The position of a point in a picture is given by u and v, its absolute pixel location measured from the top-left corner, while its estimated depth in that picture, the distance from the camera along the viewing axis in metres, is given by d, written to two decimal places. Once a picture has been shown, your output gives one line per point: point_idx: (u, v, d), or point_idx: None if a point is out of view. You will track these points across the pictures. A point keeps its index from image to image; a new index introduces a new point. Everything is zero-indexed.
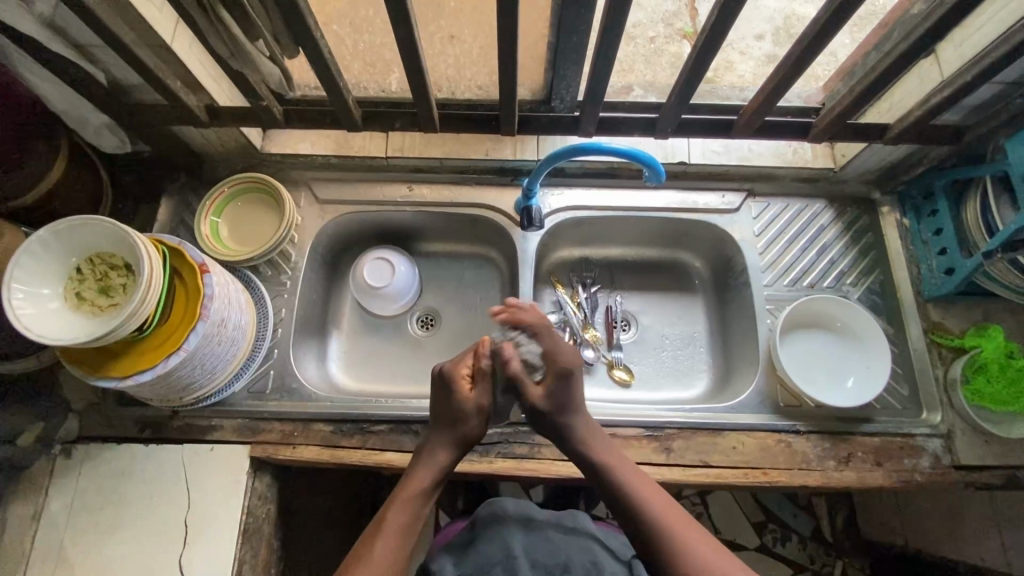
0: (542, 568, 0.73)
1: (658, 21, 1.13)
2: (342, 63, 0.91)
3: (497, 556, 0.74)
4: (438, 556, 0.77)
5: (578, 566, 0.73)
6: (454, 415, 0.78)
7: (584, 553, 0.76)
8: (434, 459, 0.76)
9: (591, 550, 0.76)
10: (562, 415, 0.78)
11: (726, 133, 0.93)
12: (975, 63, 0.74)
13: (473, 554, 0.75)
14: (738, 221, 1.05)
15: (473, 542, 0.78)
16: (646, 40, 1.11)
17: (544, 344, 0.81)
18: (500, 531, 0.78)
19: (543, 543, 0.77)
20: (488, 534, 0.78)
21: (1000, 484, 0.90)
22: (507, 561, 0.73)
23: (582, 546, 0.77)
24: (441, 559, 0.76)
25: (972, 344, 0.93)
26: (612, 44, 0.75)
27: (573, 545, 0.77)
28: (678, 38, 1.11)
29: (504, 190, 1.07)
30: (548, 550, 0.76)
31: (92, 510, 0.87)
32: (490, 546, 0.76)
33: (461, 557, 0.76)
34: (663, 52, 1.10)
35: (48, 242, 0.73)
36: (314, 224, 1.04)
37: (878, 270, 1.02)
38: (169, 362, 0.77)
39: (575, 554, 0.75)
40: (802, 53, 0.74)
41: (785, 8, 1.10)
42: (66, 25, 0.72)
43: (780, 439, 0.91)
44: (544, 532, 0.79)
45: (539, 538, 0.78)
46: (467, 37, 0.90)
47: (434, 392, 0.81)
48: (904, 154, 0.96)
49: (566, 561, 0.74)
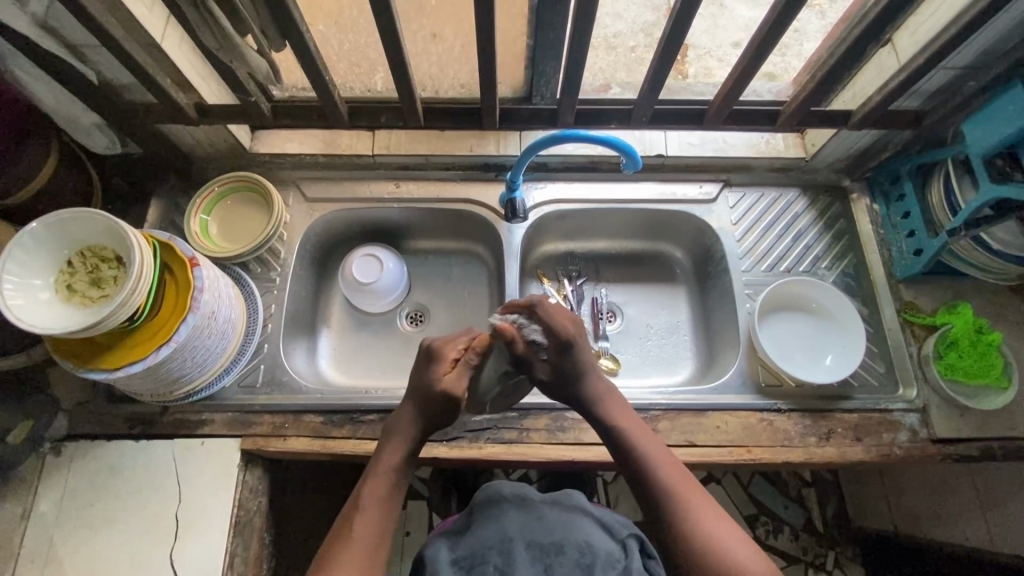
0: (538, 548, 0.74)
1: (637, 31, 1.17)
2: (330, 64, 0.95)
3: (492, 539, 0.75)
4: (433, 541, 0.78)
5: (572, 547, 0.74)
6: (426, 394, 0.77)
7: (578, 533, 0.76)
8: (405, 434, 0.77)
9: (585, 529, 0.77)
10: (575, 384, 0.82)
11: (699, 123, 0.96)
12: (927, 48, 0.78)
13: (468, 538, 0.76)
14: (716, 211, 1.09)
15: (468, 525, 0.79)
16: (628, 49, 1.15)
17: (543, 322, 0.80)
18: (496, 516, 0.78)
19: (537, 523, 0.77)
20: (484, 517, 0.78)
21: (978, 456, 0.92)
22: (503, 544, 0.74)
23: (576, 525, 0.78)
24: (436, 545, 0.77)
25: (943, 321, 0.96)
26: (585, 38, 0.78)
27: (568, 526, 0.77)
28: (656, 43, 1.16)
29: (489, 185, 1.10)
30: (543, 530, 0.76)
31: (81, 507, 0.87)
32: (485, 530, 0.76)
33: (456, 542, 0.77)
34: (642, 60, 1.14)
35: (39, 235, 0.74)
36: (303, 222, 1.06)
37: (852, 254, 1.05)
38: (159, 354, 0.79)
39: (569, 534, 0.76)
40: (762, 43, 0.78)
41: (753, 12, 1.16)
42: (59, 24, 0.75)
43: (762, 417, 0.93)
44: (539, 512, 0.79)
45: (534, 519, 0.78)
46: (450, 37, 0.93)
47: (416, 366, 0.81)
48: (871, 140, 1.00)
49: (560, 542, 0.75)
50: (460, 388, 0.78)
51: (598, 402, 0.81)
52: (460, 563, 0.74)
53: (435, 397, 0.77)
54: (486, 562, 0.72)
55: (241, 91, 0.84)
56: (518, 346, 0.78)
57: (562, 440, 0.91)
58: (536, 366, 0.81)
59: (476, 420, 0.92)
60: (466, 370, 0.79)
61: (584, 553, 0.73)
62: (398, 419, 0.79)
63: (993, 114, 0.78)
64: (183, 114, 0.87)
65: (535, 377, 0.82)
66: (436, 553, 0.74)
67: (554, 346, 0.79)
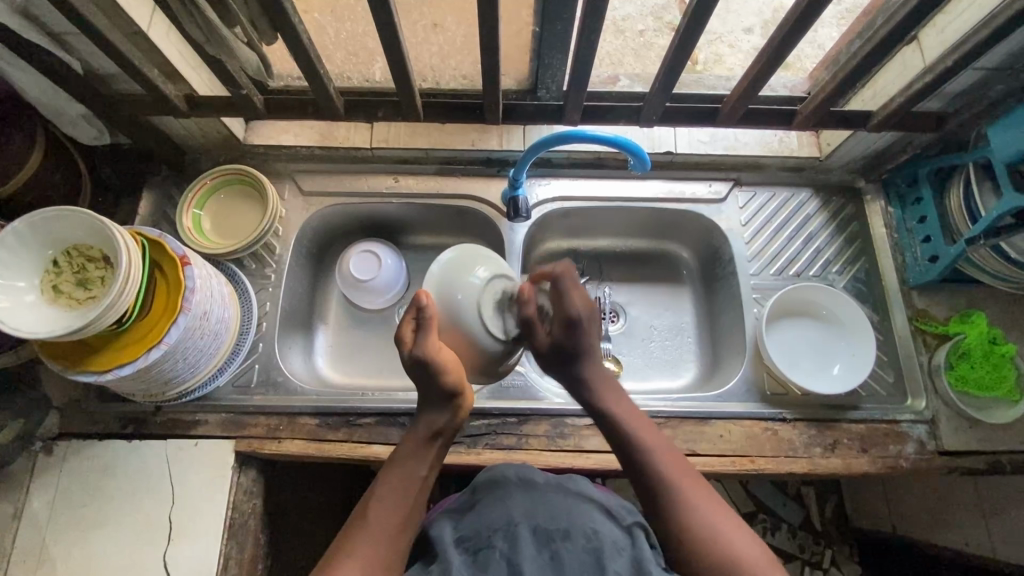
0: (544, 533, 0.70)
1: (647, 14, 1.12)
2: (325, 53, 0.90)
3: (498, 523, 0.71)
4: (437, 520, 0.76)
5: (578, 533, 0.69)
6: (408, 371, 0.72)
7: (584, 519, 0.72)
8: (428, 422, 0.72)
9: (591, 516, 0.72)
10: (573, 362, 0.75)
11: (711, 121, 0.92)
12: (956, 48, 0.74)
13: (472, 518, 0.73)
14: (725, 212, 1.05)
15: (471, 506, 0.76)
16: (636, 34, 1.11)
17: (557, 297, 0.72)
18: (501, 498, 0.75)
19: (542, 507, 0.73)
20: (489, 500, 0.75)
21: (985, 469, 0.90)
22: (507, 528, 0.70)
23: (581, 511, 0.73)
24: (440, 524, 0.75)
25: (956, 330, 0.94)
26: (595, 32, 0.73)
27: (573, 510, 0.73)
28: (666, 28, 1.11)
29: (491, 181, 1.06)
30: (549, 514, 0.72)
31: (74, 507, 0.86)
32: (489, 512, 0.73)
33: (460, 523, 0.74)
34: (652, 46, 1.10)
35: (22, 234, 0.72)
36: (299, 217, 1.03)
37: (864, 258, 1.02)
38: (150, 356, 0.77)
39: (575, 519, 0.71)
40: (780, 43, 0.74)
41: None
42: (40, 12, 0.71)
43: (767, 427, 0.91)
44: (543, 495, 0.75)
45: (538, 503, 0.74)
46: (450, 25, 0.89)
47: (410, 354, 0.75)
48: (889, 141, 0.96)
49: (566, 527, 0.70)
50: (432, 346, 0.68)
51: (591, 387, 0.76)
52: (464, 544, 0.71)
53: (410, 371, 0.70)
54: (490, 548, 0.68)
55: (232, 84, 0.80)
56: (528, 308, 0.71)
57: (561, 447, 0.89)
58: (538, 335, 0.73)
59: (474, 425, 0.90)
60: (421, 332, 0.69)
61: (590, 539, 0.68)
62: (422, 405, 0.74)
63: (1017, 120, 0.75)
64: (173, 106, 0.83)
65: (535, 347, 0.74)
66: (440, 533, 0.73)
67: (559, 320, 0.72)
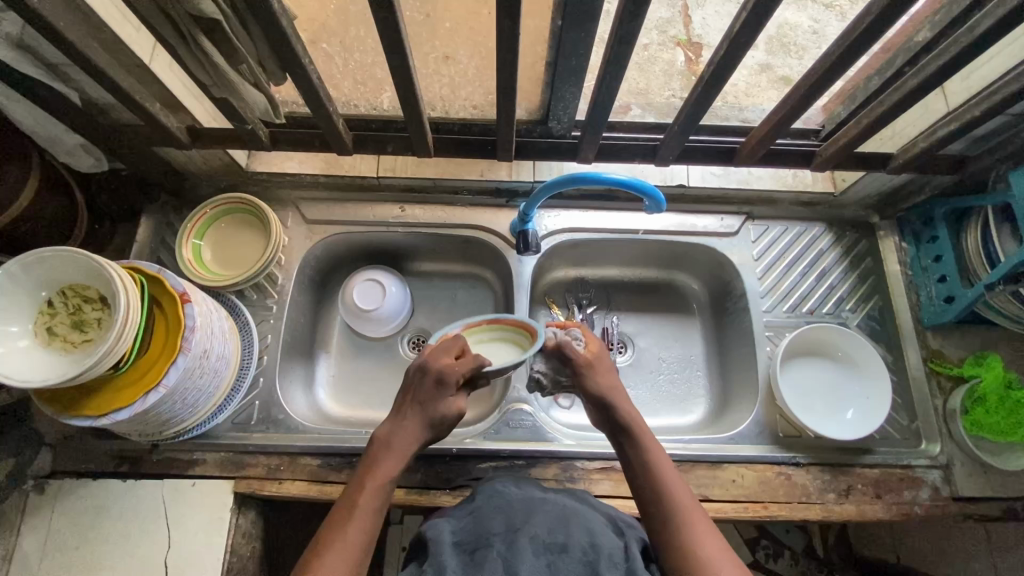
0: (540, 543, 0.62)
1: (652, 28, 1.10)
2: (332, 82, 0.86)
3: (498, 527, 0.65)
4: (433, 521, 0.68)
5: (578, 545, 0.62)
6: (429, 404, 0.74)
7: (583, 529, 0.65)
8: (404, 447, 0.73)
9: (591, 528, 0.65)
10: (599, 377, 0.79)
11: (729, 160, 0.91)
12: (985, 98, 0.72)
13: (473, 520, 0.66)
14: (737, 245, 1.03)
15: (470, 508, 0.69)
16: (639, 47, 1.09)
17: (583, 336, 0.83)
18: (502, 505, 0.68)
19: (543, 517, 0.66)
20: (488, 505, 0.69)
21: (999, 515, 0.89)
22: (507, 533, 0.63)
23: (582, 523, 0.66)
24: (439, 523, 0.67)
25: (971, 374, 0.92)
26: (616, 74, 0.71)
27: (574, 519, 0.66)
28: (671, 42, 1.10)
29: (500, 212, 1.04)
30: (549, 523, 0.65)
31: (65, 552, 0.83)
32: (490, 516, 0.67)
33: (460, 523, 0.67)
34: (656, 60, 1.08)
35: (16, 276, 0.69)
36: (302, 245, 1.01)
37: (878, 295, 1.01)
38: (147, 400, 0.73)
39: (574, 531, 0.64)
40: (806, 91, 0.72)
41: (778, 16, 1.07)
42: (36, 43, 0.67)
43: (780, 471, 0.90)
44: (544, 502, 0.69)
45: (540, 509, 0.67)
46: (463, 59, 0.84)
47: (419, 375, 0.76)
48: (905, 180, 0.95)
49: (565, 540, 0.63)
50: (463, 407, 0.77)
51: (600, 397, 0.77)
52: (462, 548, 0.63)
53: (441, 412, 0.75)
54: (488, 547, 0.62)
55: (237, 119, 0.77)
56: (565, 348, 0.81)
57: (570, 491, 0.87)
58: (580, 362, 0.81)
59: (482, 467, 0.88)
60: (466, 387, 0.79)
61: (587, 551, 0.62)
62: (402, 425, 0.73)
63: None
64: (174, 138, 0.80)
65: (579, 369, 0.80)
66: (436, 532, 0.65)
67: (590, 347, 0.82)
